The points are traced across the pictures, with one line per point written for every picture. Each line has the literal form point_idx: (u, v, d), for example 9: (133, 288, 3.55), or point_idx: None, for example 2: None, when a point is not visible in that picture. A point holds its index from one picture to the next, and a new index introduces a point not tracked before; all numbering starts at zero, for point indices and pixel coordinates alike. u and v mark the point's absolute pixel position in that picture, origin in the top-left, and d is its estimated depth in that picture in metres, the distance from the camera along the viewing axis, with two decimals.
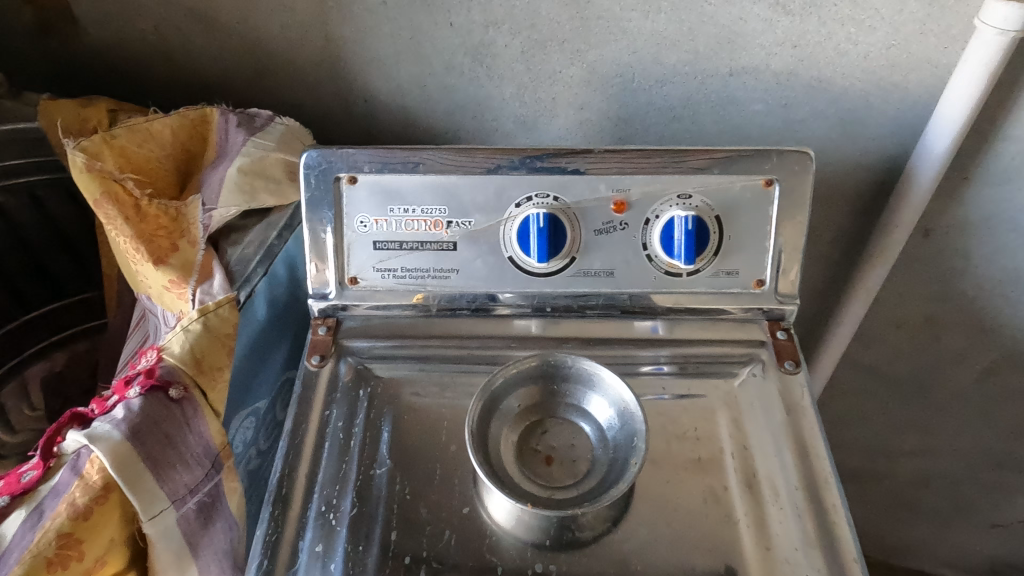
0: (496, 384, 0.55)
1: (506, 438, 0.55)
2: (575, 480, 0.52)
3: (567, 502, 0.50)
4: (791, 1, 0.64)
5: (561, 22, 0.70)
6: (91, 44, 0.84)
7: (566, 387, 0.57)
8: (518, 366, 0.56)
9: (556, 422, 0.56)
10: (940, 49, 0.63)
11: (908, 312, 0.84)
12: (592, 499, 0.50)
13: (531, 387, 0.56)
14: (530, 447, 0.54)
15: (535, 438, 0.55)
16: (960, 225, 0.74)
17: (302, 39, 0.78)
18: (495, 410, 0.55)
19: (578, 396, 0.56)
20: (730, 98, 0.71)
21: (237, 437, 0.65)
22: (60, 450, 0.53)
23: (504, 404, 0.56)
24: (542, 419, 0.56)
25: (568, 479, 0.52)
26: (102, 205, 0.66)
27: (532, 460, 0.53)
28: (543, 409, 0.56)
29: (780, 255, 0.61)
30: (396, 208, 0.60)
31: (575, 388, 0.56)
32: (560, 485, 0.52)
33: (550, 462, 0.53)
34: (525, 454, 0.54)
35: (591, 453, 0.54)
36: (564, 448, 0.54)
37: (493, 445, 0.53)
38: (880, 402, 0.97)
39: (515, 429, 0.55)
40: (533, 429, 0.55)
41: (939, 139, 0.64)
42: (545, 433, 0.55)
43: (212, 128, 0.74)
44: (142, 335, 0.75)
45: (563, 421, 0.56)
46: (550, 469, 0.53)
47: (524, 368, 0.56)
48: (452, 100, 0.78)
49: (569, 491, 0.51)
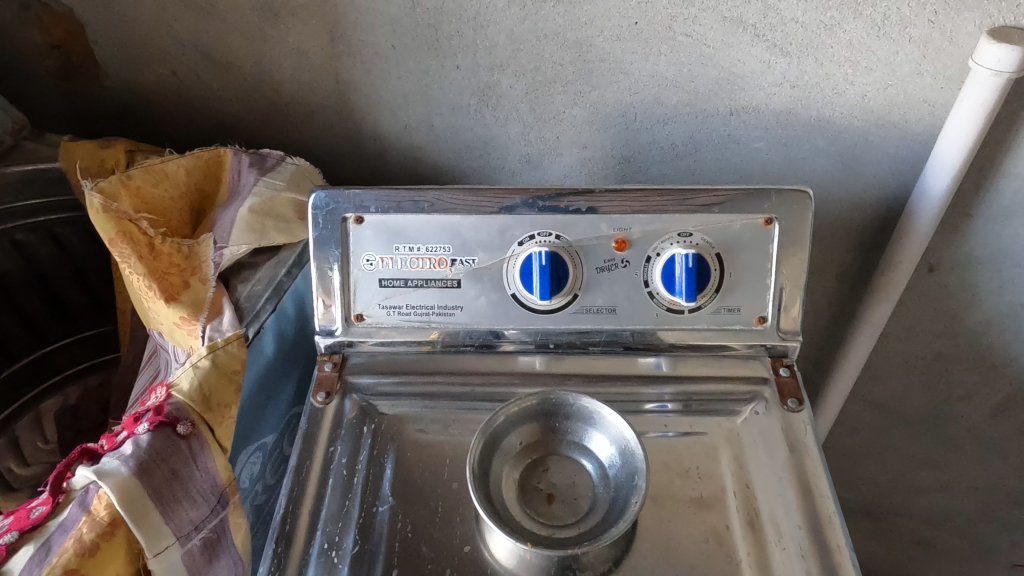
0: (497, 422, 0.56)
1: (509, 476, 0.55)
2: (576, 518, 0.52)
3: (568, 541, 0.50)
4: (788, 43, 0.65)
5: (564, 65, 0.72)
6: (112, 87, 0.87)
7: (568, 425, 0.57)
8: (520, 405, 0.56)
9: (558, 460, 0.56)
10: (937, 89, 0.64)
11: (916, 347, 0.83)
12: (592, 538, 0.50)
13: (532, 425, 0.57)
14: (532, 485, 0.55)
15: (537, 476, 0.55)
16: (965, 260, 0.74)
17: (314, 82, 0.80)
18: (498, 447, 0.55)
19: (579, 434, 0.56)
20: (732, 136, 0.73)
21: (243, 473, 0.66)
22: (70, 485, 0.54)
23: (506, 441, 0.56)
24: (544, 456, 0.56)
25: (570, 517, 0.52)
26: (117, 244, 0.68)
27: (534, 498, 0.54)
28: (545, 447, 0.57)
29: (781, 292, 0.61)
30: (401, 246, 0.62)
31: (577, 426, 0.57)
32: (561, 523, 0.52)
33: (552, 500, 0.54)
34: (527, 491, 0.54)
35: (592, 491, 0.54)
36: (565, 487, 0.54)
37: (495, 482, 0.54)
38: (890, 438, 0.96)
39: (517, 467, 0.55)
40: (535, 467, 0.56)
41: (938, 176, 0.65)
42: (547, 471, 0.55)
43: (225, 168, 0.76)
44: (153, 370, 0.77)
45: (565, 460, 0.56)
46: (551, 508, 0.53)
47: (526, 406, 0.56)
48: (459, 139, 0.80)
49: (570, 529, 0.51)
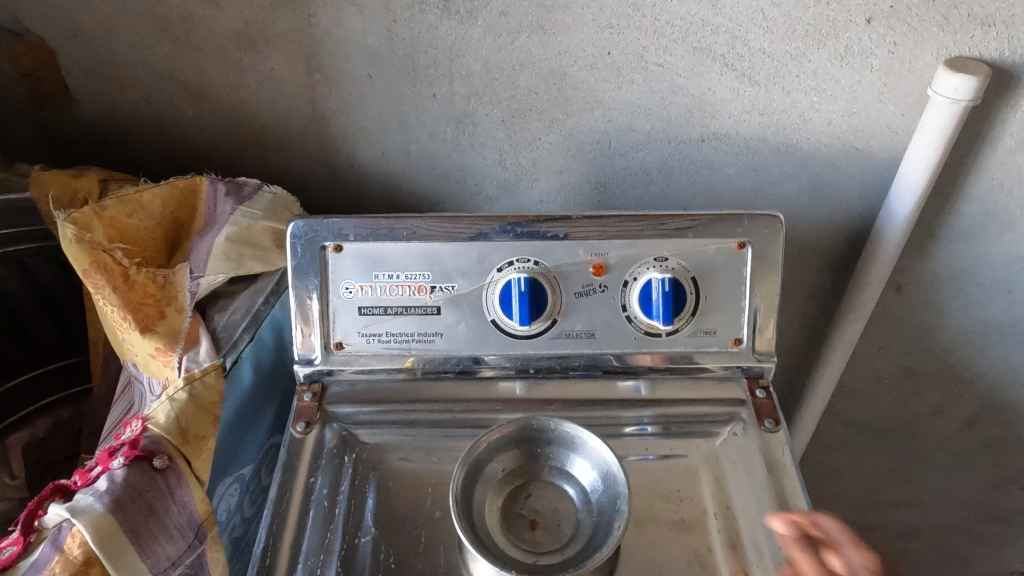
0: (479, 449, 0.56)
1: (492, 503, 0.55)
2: (560, 545, 0.52)
3: (553, 567, 0.50)
4: (756, 72, 0.67)
5: (539, 93, 0.73)
6: (84, 116, 0.87)
7: (550, 450, 0.57)
8: (502, 431, 0.56)
9: (541, 486, 0.56)
10: (899, 115, 0.66)
11: (886, 365, 0.85)
12: (577, 563, 0.50)
13: (514, 451, 0.57)
14: (515, 511, 0.55)
15: (519, 502, 0.55)
16: (931, 279, 0.76)
17: (290, 111, 0.80)
18: (480, 473, 0.55)
19: (562, 459, 0.57)
20: (704, 162, 0.74)
21: (220, 505, 0.65)
22: (42, 523, 0.53)
23: (489, 468, 0.56)
24: (526, 483, 0.56)
25: (554, 543, 0.53)
26: (91, 275, 0.67)
27: (518, 525, 0.54)
28: (527, 473, 0.57)
29: (755, 314, 0.63)
30: (380, 274, 0.62)
31: (559, 452, 0.57)
32: (545, 549, 0.52)
33: (536, 527, 0.54)
34: (511, 518, 0.54)
35: (575, 516, 0.54)
36: (549, 512, 0.55)
37: (478, 510, 0.54)
38: (865, 454, 0.98)
39: (499, 494, 0.56)
40: (517, 493, 0.56)
41: (903, 200, 0.67)
42: (530, 497, 0.56)
43: (201, 197, 0.76)
44: (127, 403, 0.75)
45: (547, 485, 0.56)
46: (535, 534, 0.53)
47: (508, 432, 0.57)
48: (436, 166, 0.81)
49: (554, 555, 0.52)
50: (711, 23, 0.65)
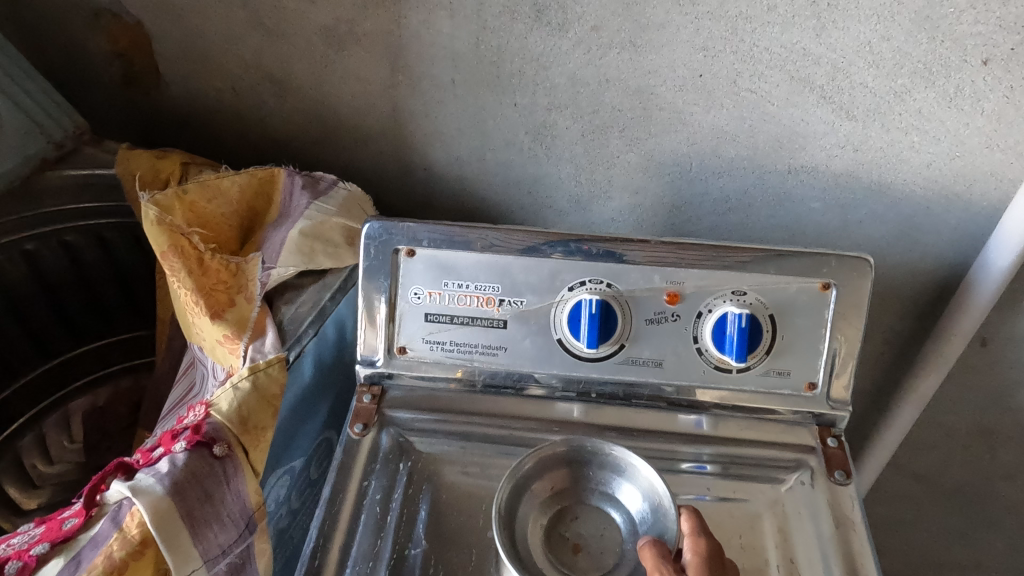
0: (527, 463, 0.55)
1: (535, 522, 0.54)
2: (607, 573, 0.50)
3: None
4: (855, 106, 0.64)
5: (623, 111, 0.71)
6: (171, 98, 0.89)
7: (598, 475, 0.56)
8: (548, 450, 0.55)
9: (589, 510, 0.54)
10: (1006, 163, 0.62)
11: (961, 421, 0.81)
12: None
13: (565, 470, 0.56)
14: (559, 533, 0.53)
15: (564, 524, 0.54)
16: (1022, 337, 0.72)
17: (370, 109, 0.80)
18: (524, 488, 0.54)
19: (610, 484, 0.55)
20: (788, 194, 0.72)
21: (271, 495, 0.66)
22: (103, 498, 0.54)
23: (533, 486, 0.55)
24: (572, 505, 0.55)
25: (600, 571, 0.51)
26: (168, 257, 0.68)
27: (560, 547, 0.52)
28: (574, 495, 0.55)
29: (833, 358, 0.60)
30: (450, 282, 0.61)
31: (607, 476, 0.55)
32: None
33: (578, 551, 0.52)
34: (554, 539, 0.53)
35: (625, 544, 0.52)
36: (595, 537, 0.53)
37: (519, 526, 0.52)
38: (926, 510, 0.93)
39: (543, 513, 0.54)
40: (564, 515, 0.54)
41: (1002, 254, 0.63)
42: (575, 521, 0.54)
43: (277, 188, 0.76)
44: (188, 384, 0.77)
45: (595, 510, 0.54)
46: (577, 558, 0.52)
47: (554, 453, 0.56)
48: (509, 175, 0.80)
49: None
50: (813, 53, 0.62)
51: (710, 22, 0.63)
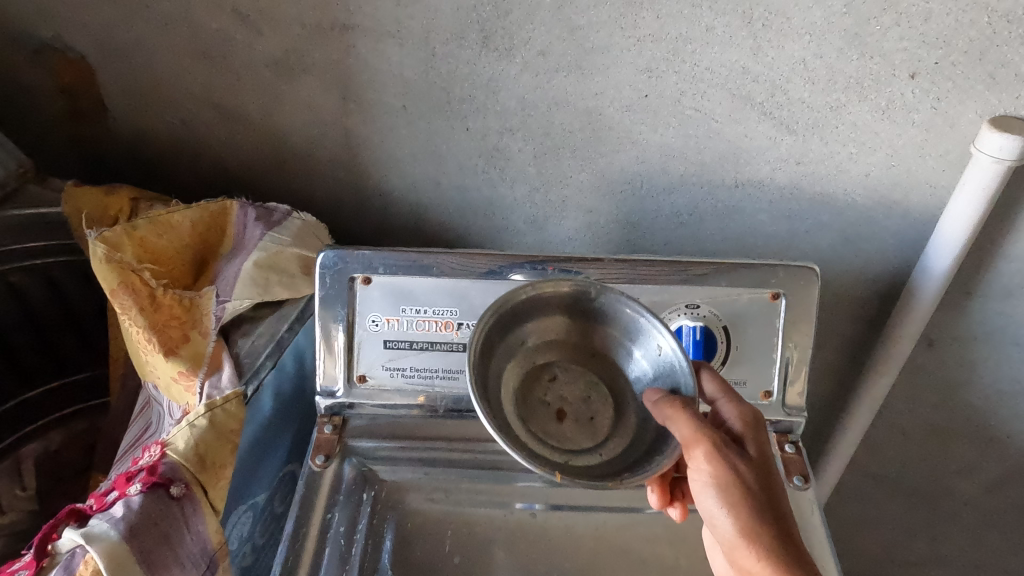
0: (505, 313, 0.53)
1: (511, 372, 0.55)
2: (595, 443, 0.54)
3: (596, 470, 0.50)
4: (795, 121, 0.66)
5: (573, 132, 0.73)
6: (120, 133, 0.88)
7: (592, 325, 0.56)
8: (551, 288, 0.54)
9: (572, 370, 0.56)
10: (939, 171, 0.65)
11: (914, 420, 0.83)
12: (626, 469, 0.50)
13: (542, 319, 0.55)
14: (537, 396, 0.55)
15: (543, 385, 0.56)
16: (965, 337, 0.75)
17: (322, 138, 0.80)
18: (510, 326, 0.54)
19: (603, 337, 0.56)
20: (736, 207, 0.73)
21: (234, 530, 0.64)
22: (54, 548, 0.52)
23: (517, 331, 0.55)
24: (551, 362, 0.56)
25: (585, 440, 0.54)
26: (118, 295, 0.66)
27: (542, 413, 0.54)
28: (558, 349, 0.56)
29: (787, 366, 0.61)
30: (408, 308, 0.61)
31: (601, 330, 0.56)
32: (575, 445, 0.53)
33: (562, 418, 0.55)
34: (533, 403, 0.55)
35: (609, 413, 0.55)
36: (577, 403, 0.55)
37: (497, 375, 0.53)
38: (887, 509, 0.96)
39: (519, 366, 0.55)
40: (539, 374, 0.56)
41: (940, 258, 0.66)
42: (554, 380, 0.56)
43: (231, 220, 0.76)
44: (144, 423, 0.75)
45: (579, 371, 0.56)
46: (562, 427, 0.54)
47: (551, 295, 0.54)
48: (465, 199, 0.81)
49: (589, 455, 0.53)
50: (752, 71, 0.64)
51: (651, 44, 0.64)
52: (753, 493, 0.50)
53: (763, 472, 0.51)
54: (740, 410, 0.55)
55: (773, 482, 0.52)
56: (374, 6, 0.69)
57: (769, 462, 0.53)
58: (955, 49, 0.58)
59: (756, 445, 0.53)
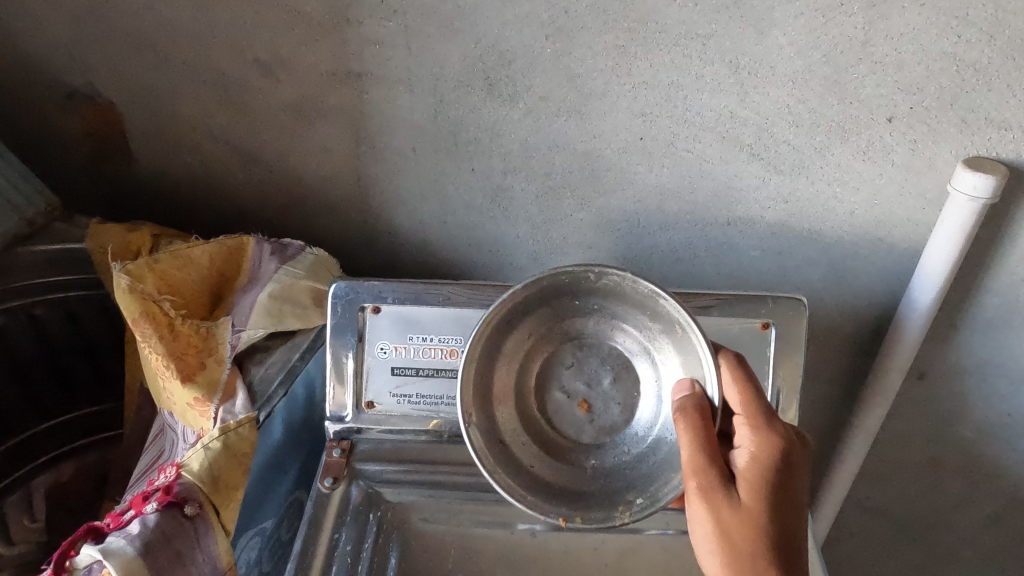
0: (491, 340, 0.58)
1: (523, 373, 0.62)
2: (619, 433, 0.62)
3: (614, 479, 0.60)
4: (782, 162, 0.70)
5: (572, 173, 0.77)
6: (142, 174, 0.93)
7: (602, 301, 0.60)
8: (543, 281, 0.56)
9: (592, 350, 0.62)
10: (919, 209, 0.68)
11: (908, 453, 0.85)
12: (640, 479, 0.59)
13: (534, 320, 0.60)
14: (556, 387, 0.63)
15: (560, 373, 0.63)
16: (954, 370, 0.77)
17: (335, 178, 0.85)
18: (508, 330, 0.59)
19: (616, 311, 0.60)
20: (729, 243, 0.77)
21: (242, 556, 0.66)
22: (72, 563, 0.54)
23: (518, 327, 0.60)
24: (566, 348, 0.62)
25: (608, 430, 0.62)
26: (139, 323, 0.70)
27: (565, 403, 0.62)
28: (574, 330, 0.62)
29: (778, 393, 0.64)
30: (415, 336, 0.64)
31: (613, 303, 0.60)
32: (602, 435, 0.62)
33: (585, 404, 0.62)
34: (550, 393, 0.63)
35: (632, 397, 0.62)
36: (597, 388, 0.62)
37: (502, 383, 0.61)
38: (887, 543, 0.96)
39: (527, 365, 0.62)
40: (557, 362, 0.63)
41: (924, 292, 0.69)
42: (571, 368, 0.63)
43: (247, 255, 0.79)
44: (157, 450, 0.77)
45: (598, 348, 0.62)
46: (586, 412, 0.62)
47: (536, 295, 0.58)
48: (471, 236, 0.85)
49: (615, 447, 0.62)
50: (740, 116, 0.68)
51: (646, 90, 0.68)
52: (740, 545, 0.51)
53: (764, 523, 0.51)
54: (758, 445, 0.54)
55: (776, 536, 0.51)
56: (385, 56, 0.73)
57: (776, 512, 0.51)
58: (927, 95, 0.62)
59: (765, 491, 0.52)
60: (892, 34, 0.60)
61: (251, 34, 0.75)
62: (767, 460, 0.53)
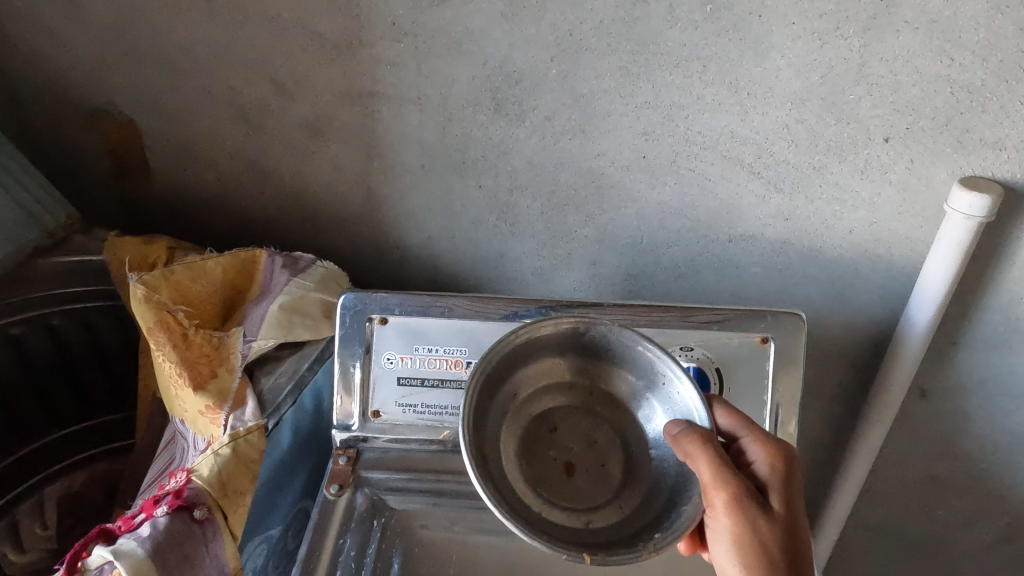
0: (492, 373, 0.57)
1: (511, 435, 0.60)
2: (612, 494, 0.59)
3: (623, 532, 0.55)
4: (782, 180, 0.71)
5: (577, 191, 0.79)
6: (161, 189, 0.95)
7: (591, 361, 0.61)
8: (547, 326, 0.58)
9: (576, 414, 0.61)
10: (917, 227, 0.69)
11: (909, 471, 0.85)
12: (649, 524, 0.55)
13: (526, 374, 0.60)
14: (543, 452, 0.60)
15: (546, 439, 0.60)
16: (955, 388, 0.77)
17: (346, 195, 0.87)
18: (504, 378, 0.59)
19: (604, 372, 0.61)
20: (731, 260, 0.79)
21: (248, 562, 0.67)
22: (83, 564, 0.55)
23: (512, 379, 0.60)
24: (553, 411, 0.61)
25: (600, 492, 0.59)
26: (154, 332, 0.72)
27: (555, 469, 0.59)
28: (562, 392, 0.61)
29: (777, 408, 0.65)
30: (420, 347, 0.66)
31: (599, 364, 0.61)
32: (593, 499, 0.58)
33: (573, 471, 0.60)
34: (540, 461, 0.60)
35: (620, 456, 0.60)
36: (584, 454, 0.60)
37: (495, 439, 0.58)
38: (891, 561, 0.97)
39: (515, 421, 0.60)
40: (544, 431, 0.61)
41: (922, 311, 0.70)
42: (556, 432, 0.61)
43: (259, 269, 0.81)
44: (168, 458, 0.79)
45: (582, 413, 0.61)
46: (575, 478, 0.59)
47: (539, 339, 0.59)
48: (478, 250, 0.87)
49: (609, 508, 0.58)
50: (740, 135, 0.69)
51: (648, 111, 0.70)
52: (770, 554, 0.51)
53: (788, 532, 0.52)
54: (769, 456, 0.55)
55: (799, 541, 0.53)
56: (398, 76, 0.75)
57: (796, 522, 0.53)
58: (923, 116, 0.63)
59: (785, 500, 0.54)
60: (887, 56, 0.61)
61: (266, 55, 0.78)
62: (783, 471, 0.54)
